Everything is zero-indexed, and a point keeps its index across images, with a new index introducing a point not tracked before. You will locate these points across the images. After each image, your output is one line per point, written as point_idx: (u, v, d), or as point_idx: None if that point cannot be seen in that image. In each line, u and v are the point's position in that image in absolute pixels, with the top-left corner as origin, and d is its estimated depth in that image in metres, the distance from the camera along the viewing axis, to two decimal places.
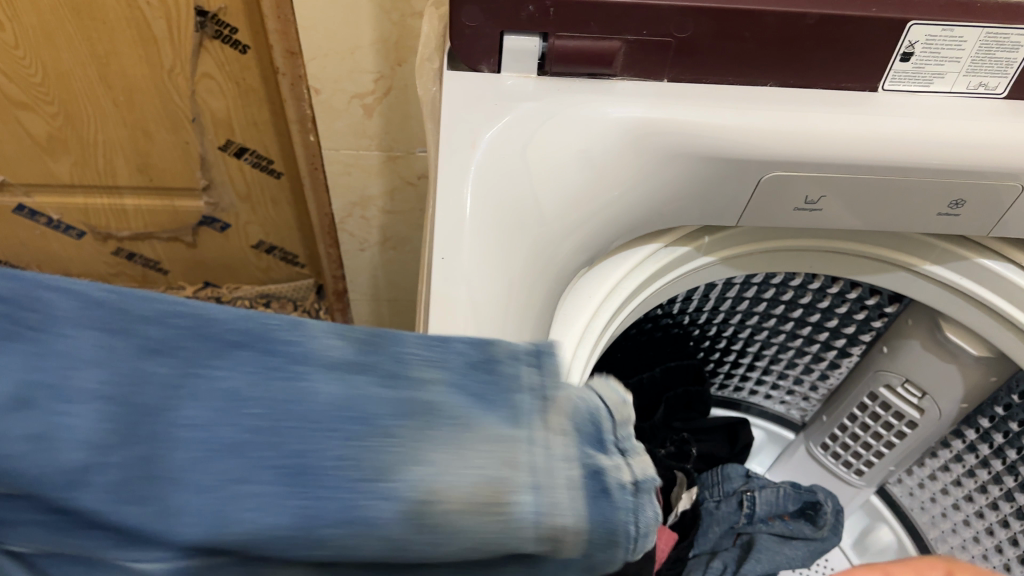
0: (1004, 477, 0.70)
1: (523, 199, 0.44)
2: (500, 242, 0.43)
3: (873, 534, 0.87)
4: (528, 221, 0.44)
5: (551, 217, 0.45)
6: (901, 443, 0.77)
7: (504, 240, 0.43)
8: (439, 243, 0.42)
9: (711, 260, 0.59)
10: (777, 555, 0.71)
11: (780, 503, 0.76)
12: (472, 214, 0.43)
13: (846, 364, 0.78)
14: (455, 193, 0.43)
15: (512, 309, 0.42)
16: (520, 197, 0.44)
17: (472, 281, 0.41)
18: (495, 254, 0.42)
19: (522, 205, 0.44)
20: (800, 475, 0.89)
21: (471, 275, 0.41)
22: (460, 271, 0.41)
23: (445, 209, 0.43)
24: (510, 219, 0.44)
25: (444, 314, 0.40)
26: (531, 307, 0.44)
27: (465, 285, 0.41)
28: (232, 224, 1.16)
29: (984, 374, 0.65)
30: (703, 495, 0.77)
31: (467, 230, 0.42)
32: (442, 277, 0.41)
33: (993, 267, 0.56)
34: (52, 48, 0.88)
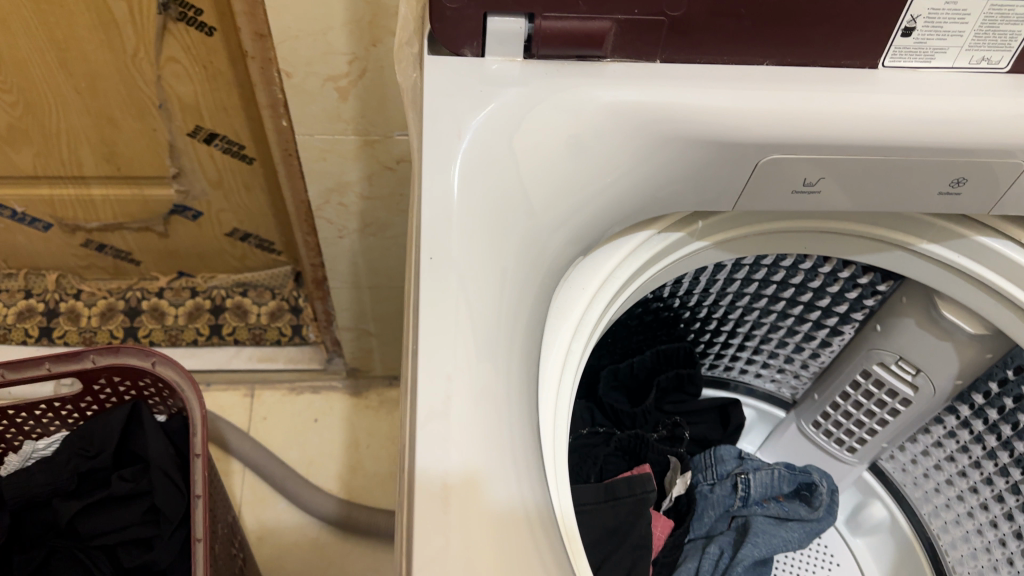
0: (998, 452, 0.70)
1: (513, 191, 0.42)
2: (492, 238, 0.41)
3: (866, 510, 0.86)
4: (520, 215, 0.42)
5: (541, 209, 0.43)
6: (895, 420, 0.76)
7: (495, 235, 0.41)
8: (426, 241, 0.40)
9: (704, 244, 0.57)
10: (774, 541, 0.72)
11: (777, 485, 0.74)
12: (461, 209, 0.40)
13: (839, 342, 0.77)
14: (443, 187, 0.41)
15: (505, 309, 0.40)
16: (509, 189, 0.42)
17: (463, 282, 0.39)
18: (485, 251, 0.40)
19: (512, 198, 0.42)
20: (792, 454, 0.89)
21: (462, 276, 0.39)
22: (451, 271, 0.39)
23: (431, 204, 0.41)
24: (502, 213, 0.42)
25: (436, 319, 0.38)
26: (526, 305, 0.42)
27: (457, 285, 0.39)
28: (204, 212, 1.12)
29: (979, 351, 0.65)
30: (698, 477, 0.75)
31: (456, 226, 0.40)
32: (432, 278, 0.39)
33: (991, 244, 0.55)
34: (7, 34, 0.84)
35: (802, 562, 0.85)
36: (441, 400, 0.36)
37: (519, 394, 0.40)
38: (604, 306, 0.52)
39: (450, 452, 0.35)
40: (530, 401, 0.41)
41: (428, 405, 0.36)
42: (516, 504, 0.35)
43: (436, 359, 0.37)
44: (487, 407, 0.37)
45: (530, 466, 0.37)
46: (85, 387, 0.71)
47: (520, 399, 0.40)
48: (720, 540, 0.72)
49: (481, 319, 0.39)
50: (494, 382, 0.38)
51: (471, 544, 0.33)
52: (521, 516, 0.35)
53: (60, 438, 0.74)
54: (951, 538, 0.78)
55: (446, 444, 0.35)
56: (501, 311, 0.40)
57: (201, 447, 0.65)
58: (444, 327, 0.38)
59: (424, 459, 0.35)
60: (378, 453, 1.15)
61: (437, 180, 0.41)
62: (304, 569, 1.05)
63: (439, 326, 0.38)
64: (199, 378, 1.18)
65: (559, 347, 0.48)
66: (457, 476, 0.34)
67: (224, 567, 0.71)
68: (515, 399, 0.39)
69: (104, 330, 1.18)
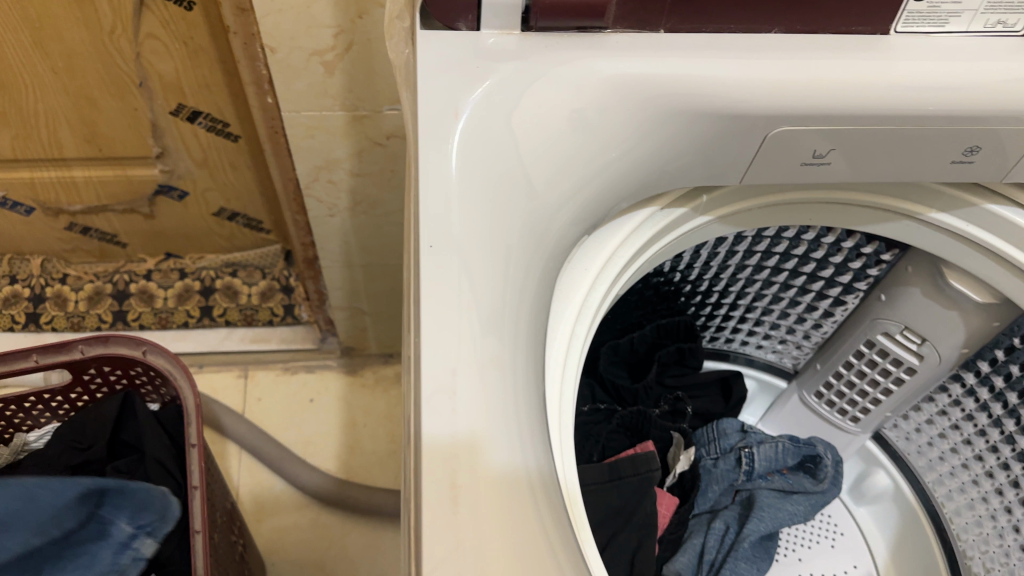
0: (1004, 421, 0.69)
1: (514, 172, 0.40)
2: (493, 222, 0.39)
3: (870, 478, 0.86)
4: (522, 197, 0.40)
5: (544, 190, 0.41)
6: (899, 389, 0.75)
7: (497, 219, 0.39)
8: (425, 228, 0.38)
9: (707, 219, 0.55)
10: (780, 515, 0.71)
11: (781, 458, 0.73)
12: (460, 192, 0.39)
13: (842, 312, 0.76)
14: (441, 168, 0.39)
15: (508, 294, 0.39)
16: (510, 171, 0.40)
17: (464, 267, 0.37)
18: (486, 235, 0.38)
19: (514, 178, 0.40)
20: (793, 424, 0.88)
21: (463, 261, 0.37)
22: (451, 260, 0.37)
23: (429, 185, 0.39)
24: (502, 194, 0.40)
25: (438, 310, 0.36)
26: (529, 289, 0.40)
27: (458, 275, 0.37)
28: (190, 192, 1.10)
29: (987, 320, 0.64)
30: (701, 451, 0.74)
31: (455, 208, 0.38)
32: (432, 268, 0.37)
33: (1001, 213, 0.54)
34: None
35: (805, 533, 0.85)
36: (446, 393, 0.34)
37: (524, 380, 0.38)
38: (607, 288, 0.50)
39: (456, 429, 0.34)
40: (536, 390, 0.40)
41: (431, 387, 0.35)
42: (525, 500, 0.33)
43: (439, 347, 0.35)
44: (492, 398, 0.35)
45: (539, 459, 0.36)
46: (75, 377, 0.69)
47: (525, 388, 0.38)
48: (725, 515, 0.71)
49: (484, 306, 0.37)
50: (498, 371, 0.36)
51: (476, 519, 0.32)
52: (523, 486, 0.34)
53: (52, 429, 0.72)
54: (955, 506, 0.78)
55: (452, 435, 0.33)
56: (504, 296, 0.38)
57: (196, 436, 0.63)
58: (446, 315, 0.36)
59: (429, 440, 0.33)
60: (375, 432, 1.13)
61: (434, 159, 0.39)
62: (304, 549, 1.05)
63: (440, 314, 0.36)
64: (191, 361, 1.16)
65: (564, 331, 0.46)
66: (464, 470, 0.33)
67: (224, 556, 0.70)
68: (521, 388, 0.38)
69: (92, 315, 1.16)
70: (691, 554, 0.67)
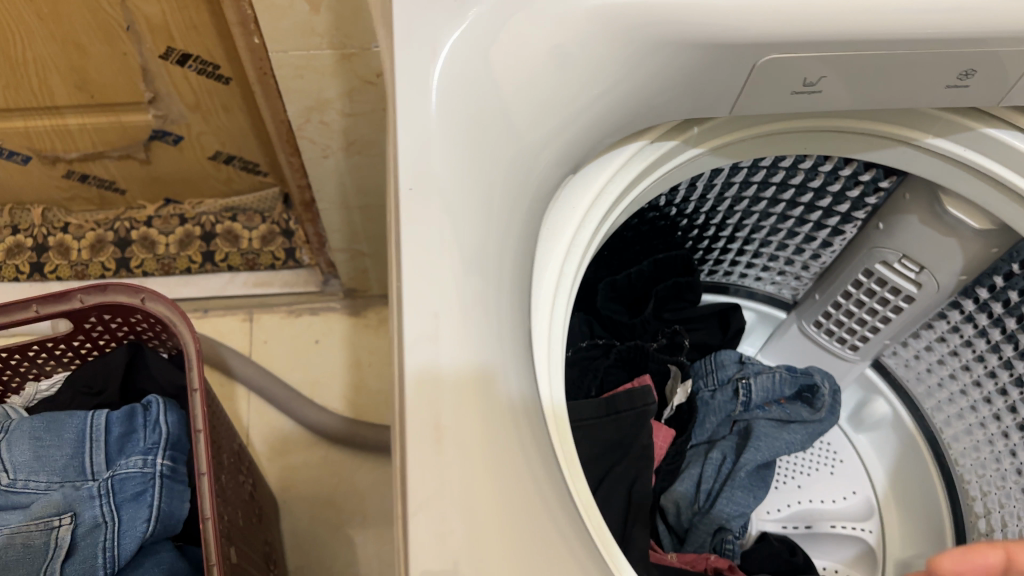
0: (1002, 346, 0.69)
1: (494, 112, 0.40)
2: (474, 162, 0.39)
3: (868, 406, 0.86)
4: (502, 136, 0.40)
5: (525, 132, 0.41)
6: (897, 318, 0.75)
7: (479, 161, 0.39)
8: (405, 172, 0.38)
9: (699, 151, 0.55)
10: (777, 443, 0.71)
11: (778, 388, 0.74)
12: (439, 132, 0.38)
13: (840, 242, 0.76)
14: (420, 108, 0.38)
15: (490, 235, 0.38)
16: (490, 112, 0.40)
17: (445, 210, 0.37)
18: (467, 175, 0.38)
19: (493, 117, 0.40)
20: (792, 354, 0.88)
21: (444, 203, 0.37)
22: (432, 204, 0.37)
23: (408, 127, 0.38)
24: (482, 134, 0.39)
25: (421, 255, 0.36)
26: (512, 229, 0.40)
27: (439, 219, 0.37)
28: (185, 137, 1.09)
29: (985, 246, 0.63)
30: (699, 384, 0.75)
31: (435, 150, 0.38)
32: (413, 213, 0.37)
33: (999, 137, 0.53)
34: None
35: (804, 461, 0.86)
36: (429, 335, 0.35)
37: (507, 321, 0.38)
38: (595, 225, 0.50)
39: (441, 375, 0.34)
40: (521, 329, 0.40)
41: (416, 333, 0.35)
42: (509, 446, 0.34)
43: (423, 294, 0.35)
44: (474, 339, 0.35)
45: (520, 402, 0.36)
46: (76, 326, 0.69)
47: (509, 329, 0.38)
48: (723, 445, 0.72)
49: (466, 247, 0.37)
50: (480, 313, 0.36)
51: (464, 460, 0.33)
52: (507, 427, 0.35)
53: (59, 377, 0.73)
54: (953, 431, 0.78)
55: (437, 381, 0.34)
56: (486, 237, 0.38)
57: (197, 380, 0.63)
58: (427, 258, 0.36)
59: (415, 387, 0.34)
60: (381, 371, 1.15)
61: (412, 100, 0.39)
62: (314, 486, 1.07)
63: (424, 260, 0.36)
64: (196, 306, 1.17)
65: (551, 270, 0.46)
66: (449, 415, 0.33)
67: (232, 494, 0.72)
68: (504, 328, 0.38)
69: (95, 263, 1.17)
70: (688, 483, 0.69)
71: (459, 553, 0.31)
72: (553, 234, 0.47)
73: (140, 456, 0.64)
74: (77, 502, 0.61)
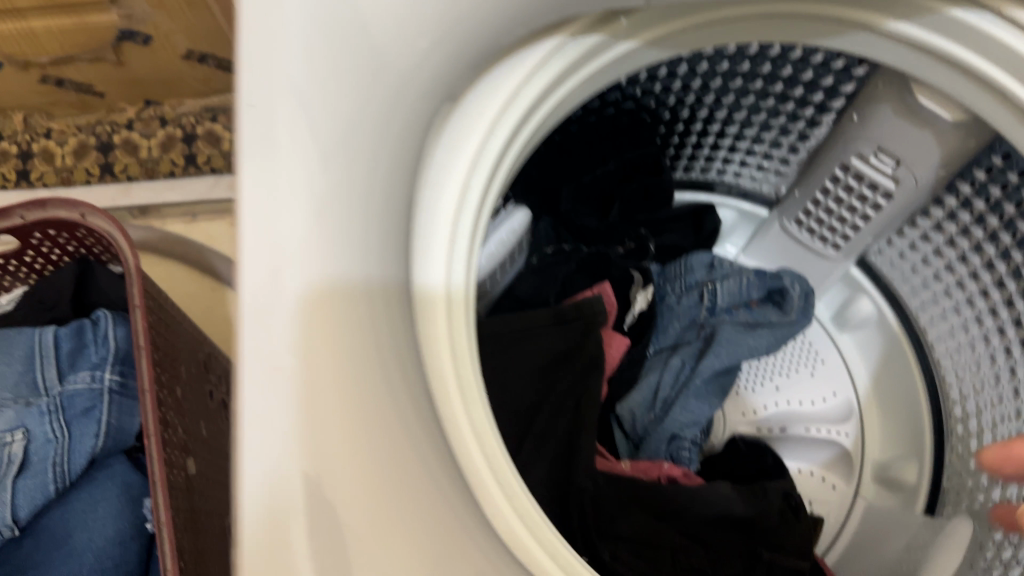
0: (984, 246, 0.65)
1: (340, 16, 0.39)
2: (335, 95, 0.38)
3: (853, 305, 0.83)
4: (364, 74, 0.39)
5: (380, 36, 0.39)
6: (877, 215, 0.71)
7: (325, 69, 0.39)
8: (250, 87, 0.39)
9: (633, 45, 0.49)
10: (740, 348, 0.69)
11: (745, 291, 0.71)
12: (280, 43, 0.39)
13: (818, 133, 0.71)
14: (265, 20, 0.39)
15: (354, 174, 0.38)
16: (335, 16, 0.39)
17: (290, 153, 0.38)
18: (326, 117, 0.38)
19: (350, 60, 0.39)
20: (773, 252, 0.84)
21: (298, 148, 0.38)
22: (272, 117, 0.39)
23: (266, 67, 0.39)
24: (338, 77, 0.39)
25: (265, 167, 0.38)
26: (387, 162, 0.40)
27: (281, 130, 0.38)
28: (154, 36, 1.05)
29: (963, 139, 0.57)
30: (665, 289, 0.73)
31: (292, 94, 0.38)
32: (256, 127, 0.39)
33: (968, 20, 0.46)
34: None
35: (783, 360, 0.84)
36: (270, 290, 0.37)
37: (379, 256, 0.39)
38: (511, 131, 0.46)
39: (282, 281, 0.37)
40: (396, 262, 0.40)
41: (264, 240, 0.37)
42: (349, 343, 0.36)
43: (267, 204, 0.38)
44: (327, 280, 0.37)
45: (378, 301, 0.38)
46: (23, 242, 0.69)
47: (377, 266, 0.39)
48: (686, 350, 0.70)
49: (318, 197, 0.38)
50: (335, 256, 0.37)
51: (300, 358, 0.36)
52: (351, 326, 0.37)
53: (16, 292, 0.73)
54: (937, 333, 0.74)
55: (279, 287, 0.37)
56: (350, 177, 0.38)
57: (137, 296, 0.63)
58: (281, 198, 0.38)
59: (259, 291, 0.37)
60: None
61: (278, 38, 0.39)
62: None
63: (267, 172, 0.38)
64: (183, 210, 1.16)
65: (450, 186, 0.43)
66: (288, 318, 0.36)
67: (193, 403, 0.72)
68: (371, 263, 0.38)
69: (80, 169, 1.16)
70: (646, 390, 0.67)
71: (297, 479, 0.35)
72: (455, 148, 0.44)
73: (89, 372, 0.65)
74: (28, 418, 0.61)
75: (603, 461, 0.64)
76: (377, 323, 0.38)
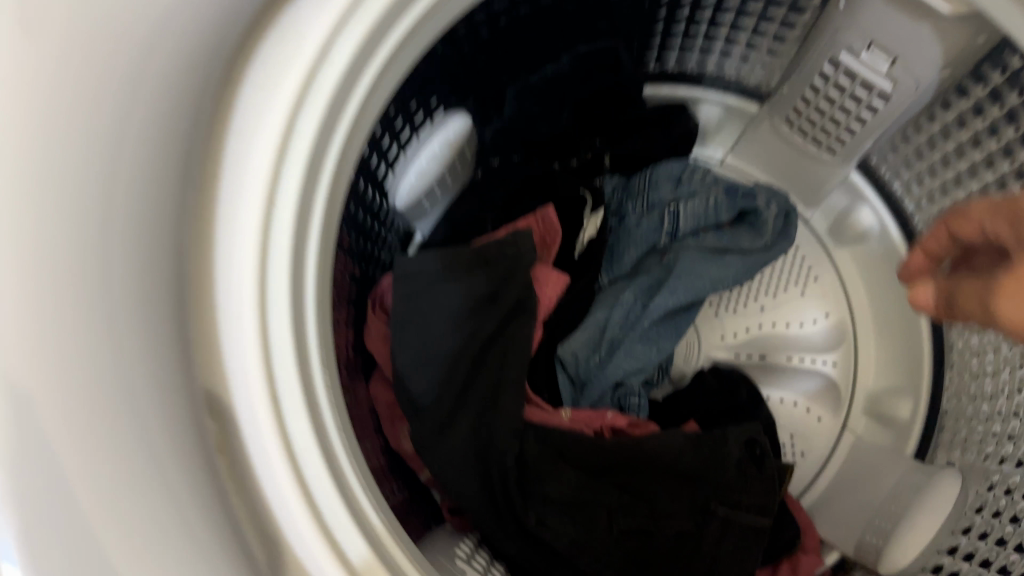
0: (998, 160, 0.54)
1: None
2: None
3: (854, 216, 0.72)
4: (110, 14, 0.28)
5: None
6: (873, 118, 0.59)
7: None
8: None
9: None
10: (701, 281, 0.61)
11: (712, 213, 0.62)
12: None
13: (810, 15, 0.59)
14: None
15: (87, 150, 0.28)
16: None
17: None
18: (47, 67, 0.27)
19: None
20: (762, 156, 0.74)
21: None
22: None
23: None
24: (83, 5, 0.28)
25: None
26: (138, 133, 0.30)
27: None
28: None
29: (968, 35, 0.45)
30: (627, 207, 0.64)
31: None
32: None
33: None
34: None
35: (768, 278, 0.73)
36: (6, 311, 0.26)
37: (126, 259, 0.30)
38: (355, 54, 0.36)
39: None
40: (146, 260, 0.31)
41: None
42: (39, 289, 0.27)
43: None
44: (34, 269, 0.27)
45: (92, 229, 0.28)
46: None
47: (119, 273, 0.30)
48: (640, 282, 0.62)
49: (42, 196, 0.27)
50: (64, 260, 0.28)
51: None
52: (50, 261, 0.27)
53: None
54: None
55: None
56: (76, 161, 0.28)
57: None
58: None
59: None
60: None
61: None
62: None
63: None
64: None
65: (268, 136, 0.34)
66: None
67: None
68: (113, 270, 0.29)
69: None
70: (589, 332, 0.60)
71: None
72: (274, 80, 0.34)
73: None
74: None
75: (535, 412, 0.57)
76: (127, 348, 0.30)
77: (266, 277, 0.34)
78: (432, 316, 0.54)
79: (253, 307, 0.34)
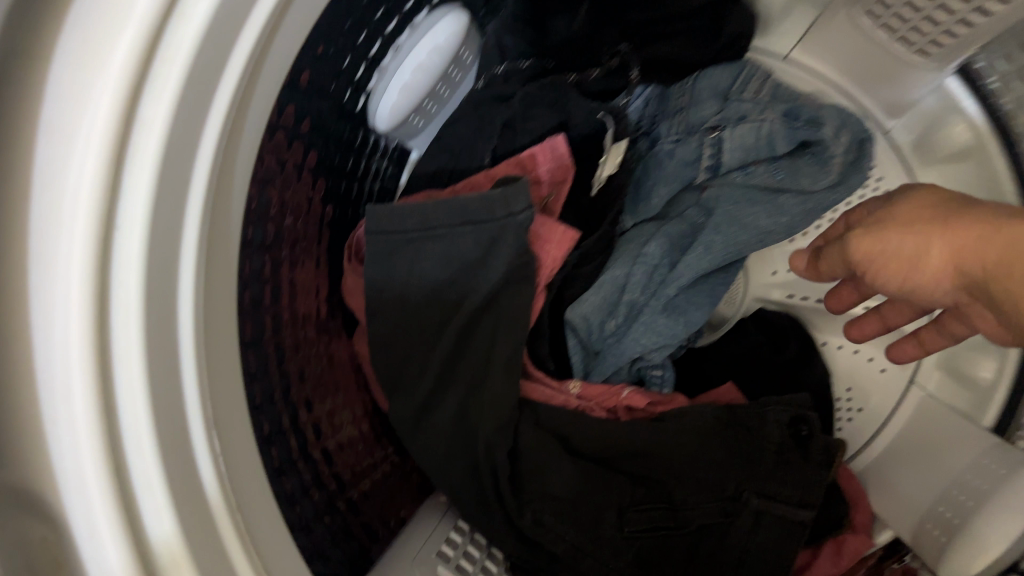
0: None
1: None
2: None
3: (944, 127, 0.58)
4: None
5: None
6: None
7: None
8: None
9: None
10: (745, 231, 0.49)
11: (765, 145, 0.49)
12: None
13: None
14: None
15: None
16: None
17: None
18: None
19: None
20: (834, 52, 0.59)
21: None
22: None
23: None
24: None
25: None
26: None
27: None
28: None
29: None
30: (661, 128, 0.53)
31: None
32: None
33: None
34: None
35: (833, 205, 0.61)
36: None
37: None
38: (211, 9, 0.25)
39: None
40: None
41: None
42: None
43: None
44: None
45: None
46: None
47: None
48: (668, 229, 0.51)
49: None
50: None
51: None
52: None
53: None
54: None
55: None
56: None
57: None
58: None
59: None
60: None
61: None
62: None
63: None
64: None
65: (81, 138, 0.23)
66: None
67: None
68: None
69: None
70: (602, 295, 0.49)
71: None
72: (91, 57, 0.23)
73: None
74: None
75: (534, 391, 0.48)
76: None
77: (100, 341, 0.24)
78: (402, 281, 0.44)
79: (75, 384, 0.24)
